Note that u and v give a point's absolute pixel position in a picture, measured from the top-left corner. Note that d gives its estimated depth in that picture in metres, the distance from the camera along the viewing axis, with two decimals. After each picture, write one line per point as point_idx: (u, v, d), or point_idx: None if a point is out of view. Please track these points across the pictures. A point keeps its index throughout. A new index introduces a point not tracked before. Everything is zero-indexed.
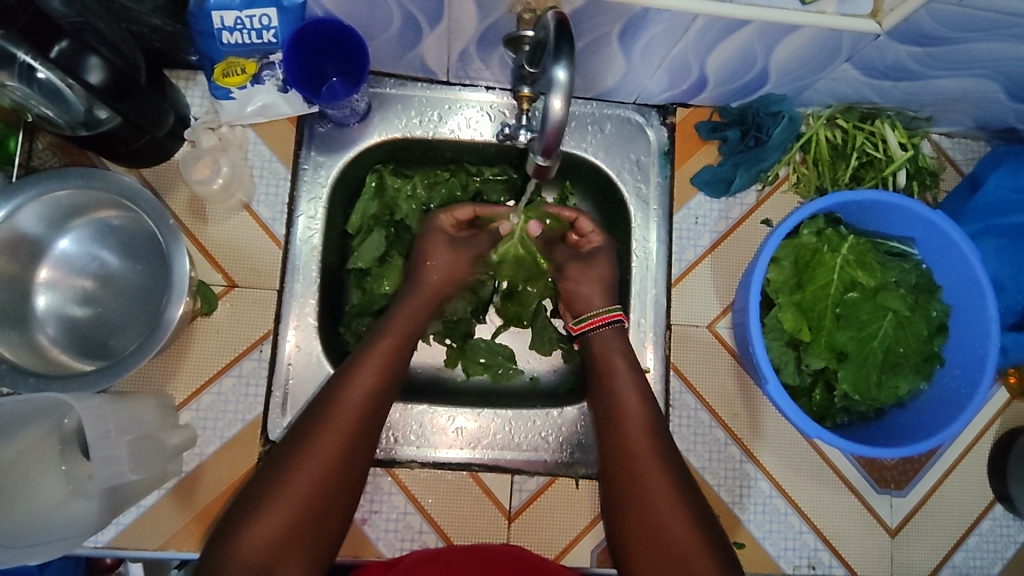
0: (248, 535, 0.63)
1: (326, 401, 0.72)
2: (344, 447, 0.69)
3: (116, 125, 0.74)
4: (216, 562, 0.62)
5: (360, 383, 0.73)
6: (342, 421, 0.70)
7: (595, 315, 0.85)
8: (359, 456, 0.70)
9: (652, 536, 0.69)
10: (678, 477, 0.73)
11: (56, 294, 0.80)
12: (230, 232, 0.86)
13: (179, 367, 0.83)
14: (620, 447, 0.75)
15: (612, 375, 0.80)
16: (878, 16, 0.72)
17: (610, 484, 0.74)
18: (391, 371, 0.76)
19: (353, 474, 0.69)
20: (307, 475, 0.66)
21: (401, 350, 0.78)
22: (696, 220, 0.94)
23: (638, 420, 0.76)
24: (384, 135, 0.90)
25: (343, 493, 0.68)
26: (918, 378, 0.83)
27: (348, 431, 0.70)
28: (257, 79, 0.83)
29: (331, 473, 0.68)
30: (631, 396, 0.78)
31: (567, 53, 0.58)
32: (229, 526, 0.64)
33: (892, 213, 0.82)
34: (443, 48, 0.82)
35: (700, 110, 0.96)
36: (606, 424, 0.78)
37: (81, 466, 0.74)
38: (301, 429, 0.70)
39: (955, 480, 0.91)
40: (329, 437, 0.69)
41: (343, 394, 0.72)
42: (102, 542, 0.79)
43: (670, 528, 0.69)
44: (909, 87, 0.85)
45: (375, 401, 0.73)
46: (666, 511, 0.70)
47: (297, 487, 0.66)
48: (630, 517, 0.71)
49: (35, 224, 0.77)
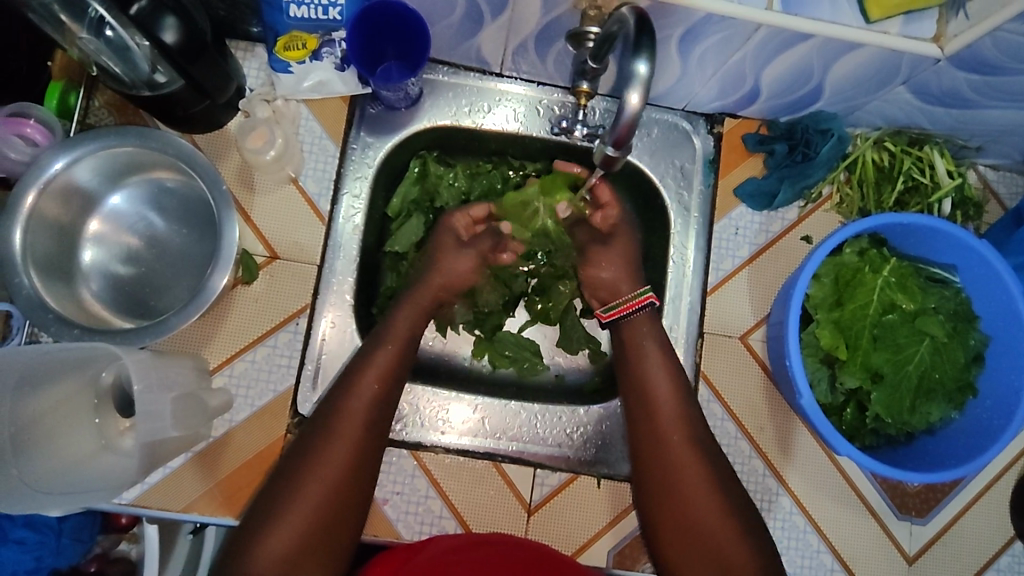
0: (263, 548, 0.62)
1: (333, 407, 0.72)
2: (352, 452, 0.69)
3: (177, 88, 0.75)
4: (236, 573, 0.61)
5: (366, 388, 0.73)
6: (347, 426, 0.70)
7: (628, 301, 0.83)
8: (369, 459, 0.70)
9: (689, 539, 0.70)
10: (715, 468, 0.72)
11: (103, 249, 0.81)
12: (276, 203, 0.87)
13: (216, 332, 0.84)
14: (652, 445, 0.75)
15: (646, 369, 0.79)
16: (940, 41, 0.72)
17: (646, 485, 0.74)
18: (397, 374, 0.76)
19: (364, 480, 0.69)
20: (317, 483, 0.66)
21: (403, 353, 0.78)
22: (736, 231, 0.94)
23: (676, 423, 0.75)
24: (433, 121, 0.91)
25: (356, 499, 0.68)
26: (950, 406, 0.82)
27: (355, 437, 0.70)
28: (316, 55, 0.84)
29: (342, 479, 0.67)
30: (653, 397, 0.77)
31: (647, 48, 0.58)
32: (243, 535, 0.64)
33: (936, 238, 0.82)
34: (501, 40, 0.82)
35: (747, 122, 0.96)
36: (640, 426, 0.76)
37: (117, 422, 0.72)
38: (311, 433, 0.70)
39: (977, 513, 0.90)
40: (336, 443, 0.69)
41: (347, 400, 0.72)
42: (127, 499, 0.80)
43: (707, 524, 0.69)
44: (962, 115, 0.84)
45: (379, 405, 0.73)
46: (699, 511, 0.70)
47: (310, 494, 0.66)
48: (664, 518, 0.71)
49: (90, 178, 0.78)
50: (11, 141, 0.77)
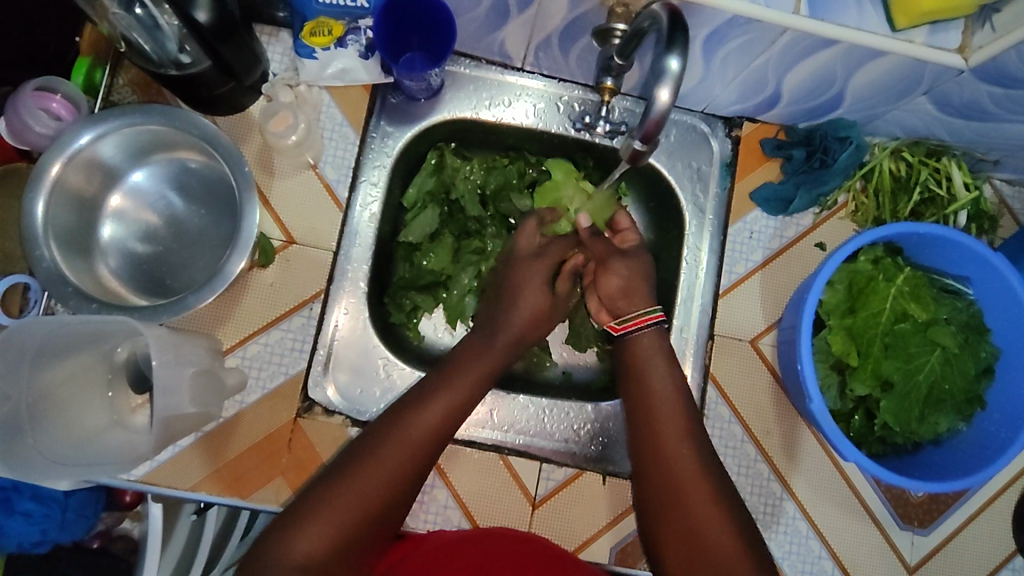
0: (302, 543, 0.60)
1: (401, 417, 0.70)
2: (412, 470, 0.67)
3: (203, 70, 0.76)
4: (267, 562, 0.59)
5: (437, 406, 0.71)
6: (414, 441, 0.68)
7: (634, 317, 0.82)
8: (424, 478, 0.69)
9: (690, 545, 0.66)
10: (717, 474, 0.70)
11: (122, 225, 0.82)
12: (294, 188, 0.88)
13: (230, 313, 0.84)
14: (649, 439, 0.73)
15: (645, 363, 0.79)
16: (964, 52, 0.72)
17: (647, 485, 0.72)
18: (469, 402, 0.74)
19: (409, 498, 0.67)
20: (371, 491, 0.64)
21: (480, 381, 0.76)
22: (750, 235, 0.94)
23: (677, 420, 0.74)
24: (453, 113, 0.91)
25: (397, 513, 0.67)
26: (958, 417, 0.82)
27: (417, 454, 0.68)
28: (341, 42, 0.85)
29: (393, 492, 0.66)
30: (664, 399, 0.76)
31: (681, 43, 0.59)
32: (283, 528, 0.61)
33: (951, 249, 0.82)
34: (525, 35, 0.82)
35: (766, 127, 0.96)
36: (640, 422, 0.76)
37: (128, 398, 0.74)
38: (372, 440, 0.68)
39: (979, 526, 0.90)
40: (398, 455, 0.67)
41: (419, 415, 0.70)
42: (136, 476, 0.81)
43: (700, 517, 0.66)
44: (980, 128, 0.84)
45: (447, 429, 0.71)
46: (700, 511, 0.67)
47: (360, 500, 0.64)
48: (659, 508, 0.69)
49: (113, 154, 0.79)
50: (36, 115, 0.78)
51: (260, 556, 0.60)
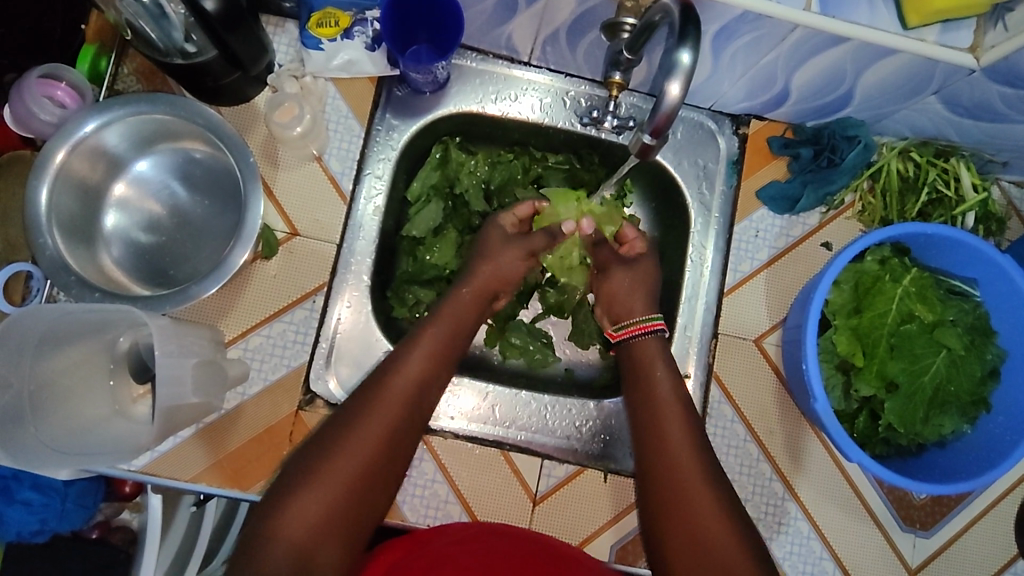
0: (293, 511, 0.61)
1: (378, 381, 0.72)
2: (394, 430, 0.69)
3: (210, 58, 0.76)
4: (261, 533, 0.60)
5: (411, 368, 0.73)
6: (391, 403, 0.70)
7: (634, 324, 0.83)
8: (406, 440, 0.70)
9: (691, 545, 0.65)
10: (715, 473, 0.69)
11: (125, 214, 0.82)
12: (298, 180, 0.87)
13: (233, 305, 0.84)
14: (653, 434, 0.74)
15: (649, 360, 0.80)
16: (976, 52, 0.72)
17: (653, 490, 0.70)
18: (441, 361, 0.76)
19: (396, 460, 0.69)
20: (355, 454, 0.66)
21: (452, 342, 0.79)
22: (756, 234, 0.94)
23: (678, 416, 0.74)
24: (458, 107, 0.91)
25: (386, 477, 0.68)
26: (963, 420, 0.82)
27: (397, 414, 0.70)
28: (348, 34, 0.84)
29: (377, 453, 0.67)
30: (667, 398, 0.76)
31: (693, 36, 0.59)
32: (273, 502, 0.62)
33: (959, 250, 0.81)
34: (532, 29, 0.82)
35: (774, 125, 0.95)
36: (643, 416, 0.76)
37: (130, 388, 0.73)
38: (351, 407, 0.70)
39: (981, 529, 0.90)
40: (379, 417, 0.69)
41: (393, 378, 0.72)
42: (136, 466, 0.80)
43: (701, 513, 0.66)
44: (990, 128, 0.83)
45: (422, 387, 0.73)
46: (701, 507, 0.66)
47: (346, 464, 0.65)
48: (661, 506, 0.69)
49: (118, 143, 0.78)
50: (41, 103, 0.78)
51: (255, 529, 0.61)
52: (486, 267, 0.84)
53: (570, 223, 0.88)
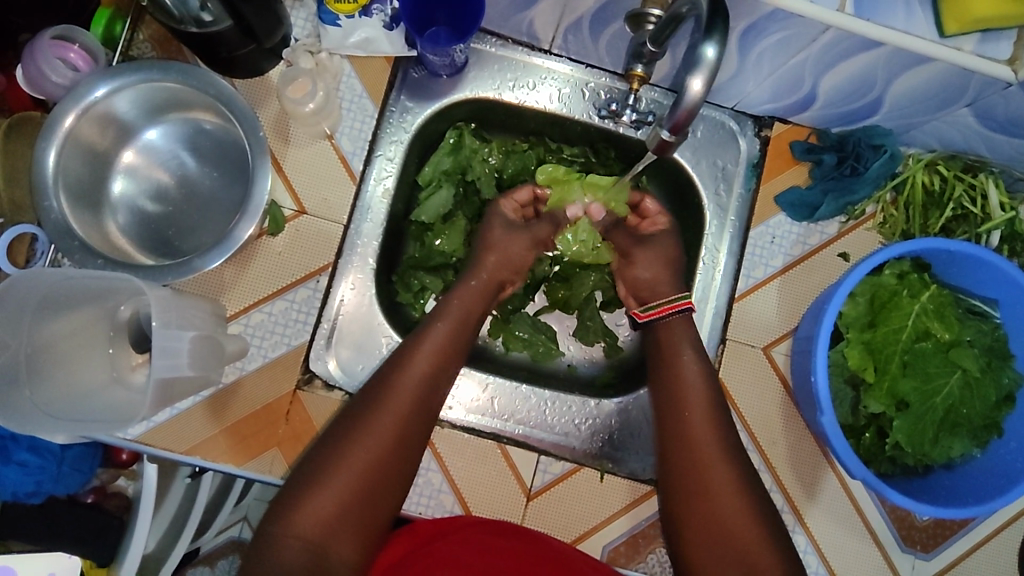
0: (300, 515, 0.64)
1: (383, 380, 0.72)
2: (399, 428, 0.70)
3: (223, 29, 0.74)
4: (273, 534, 0.63)
5: (414, 366, 0.73)
6: (397, 402, 0.71)
7: (663, 303, 0.82)
8: (414, 437, 0.71)
9: (720, 532, 0.69)
10: (741, 474, 0.72)
11: (133, 181, 0.81)
12: (309, 157, 0.86)
13: (237, 279, 0.83)
14: (677, 435, 0.75)
15: (678, 352, 0.80)
16: (1014, 64, 0.68)
17: (684, 512, 0.72)
18: (448, 356, 0.76)
19: (404, 458, 0.69)
20: (359, 456, 0.67)
21: (458, 332, 0.78)
22: (772, 239, 0.91)
23: (703, 411, 0.75)
24: (474, 92, 0.89)
25: (396, 476, 0.69)
26: (973, 444, 0.80)
27: (400, 413, 0.70)
28: (366, 11, 0.83)
29: (383, 453, 0.68)
30: (697, 397, 0.76)
31: (719, 31, 0.57)
32: (282, 504, 0.65)
33: (982, 270, 0.78)
34: (555, 16, 0.79)
35: (798, 129, 0.93)
36: (667, 411, 0.77)
37: (129, 356, 0.73)
38: (357, 407, 0.71)
39: (984, 554, 0.88)
40: (383, 418, 0.69)
41: (397, 377, 0.72)
42: (132, 435, 0.80)
43: (730, 519, 0.69)
44: (1022, 146, 0.80)
45: (429, 384, 0.73)
46: (725, 509, 0.70)
47: (352, 467, 0.66)
48: (690, 510, 0.71)
49: (128, 109, 0.77)
50: (53, 64, 0.77)
51: (267, 529, 0.64)
52: (493, 254, 0.85)
53: (577, 207, 0.88)
